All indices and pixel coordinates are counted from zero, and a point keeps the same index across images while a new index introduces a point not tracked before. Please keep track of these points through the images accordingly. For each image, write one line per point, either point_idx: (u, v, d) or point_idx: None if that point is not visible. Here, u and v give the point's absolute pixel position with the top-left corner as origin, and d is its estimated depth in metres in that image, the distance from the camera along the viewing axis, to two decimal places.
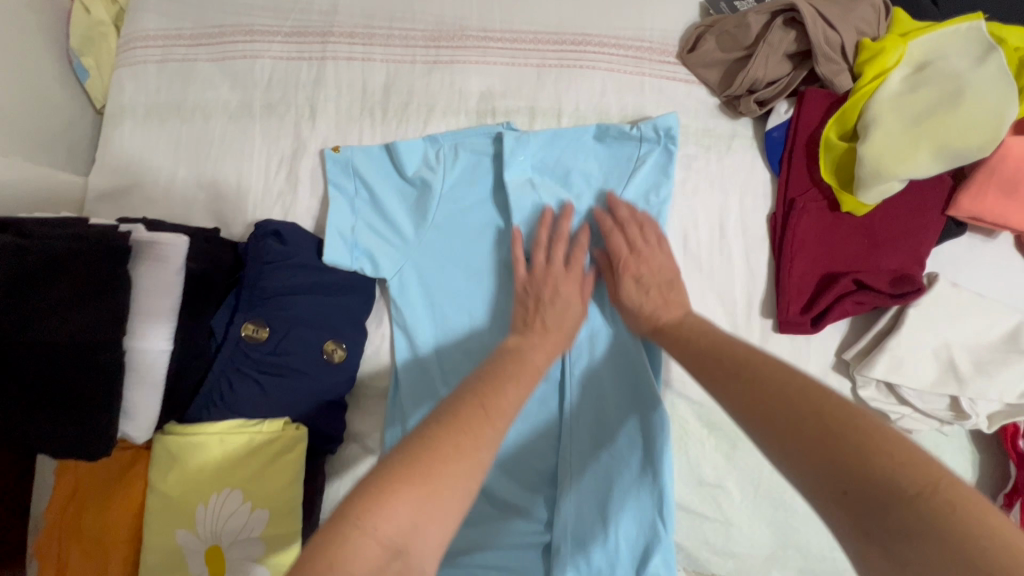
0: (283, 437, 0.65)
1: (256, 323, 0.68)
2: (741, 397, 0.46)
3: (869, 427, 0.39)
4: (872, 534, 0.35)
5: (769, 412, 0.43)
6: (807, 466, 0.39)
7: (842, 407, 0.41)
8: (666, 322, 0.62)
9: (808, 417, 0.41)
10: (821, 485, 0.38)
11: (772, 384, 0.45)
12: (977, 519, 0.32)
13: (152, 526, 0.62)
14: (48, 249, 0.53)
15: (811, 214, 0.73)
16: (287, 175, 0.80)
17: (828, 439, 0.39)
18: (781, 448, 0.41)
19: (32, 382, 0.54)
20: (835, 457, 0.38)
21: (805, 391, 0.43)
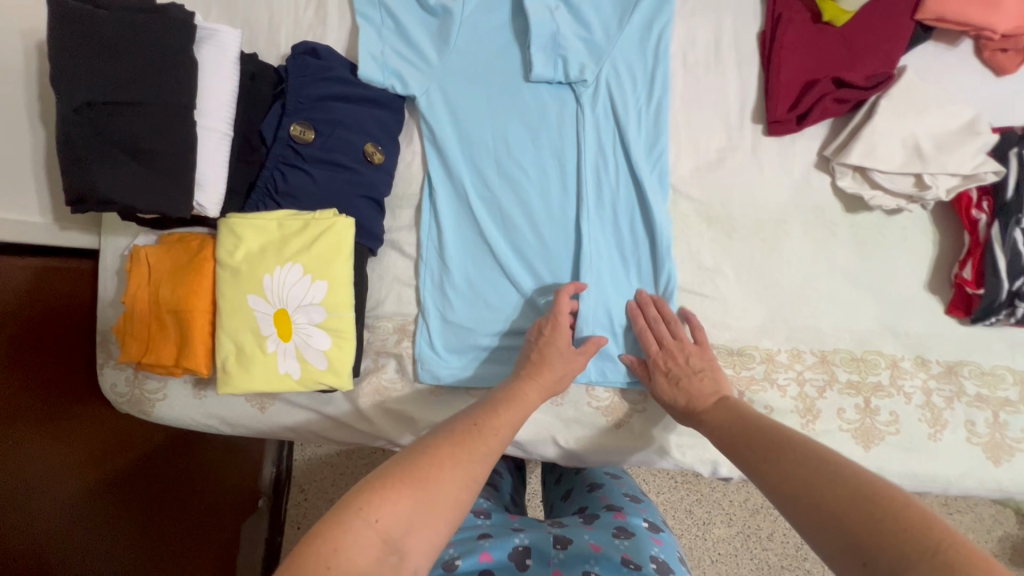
0: (334, 221, 0.72)
1: (302, 125, 0.74)
2: (771, 478, 0.51)
3: (889, 504, 0.42)
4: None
5: (794, 487, 0.48)
6: (832, 542, 0.43)
7: (861, 484, 0.45)
8: (705, 404, 0.67)
9: (833, 499, 0.45)
10: (847, 562, 0.42)
11: (801, 461, 0.50)
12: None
13: (227, 294, 0.70)
14: (131, 19, 0.61)
15: (797, 25, 0.81)
16: (317, 10, 0.86)
17: (850, 523, 0.43)
18: (806, 527, 0.46)
19: (121, 140, 0.61)
20: (855, 535, 0.42)
21: (825, 473, 0.47)
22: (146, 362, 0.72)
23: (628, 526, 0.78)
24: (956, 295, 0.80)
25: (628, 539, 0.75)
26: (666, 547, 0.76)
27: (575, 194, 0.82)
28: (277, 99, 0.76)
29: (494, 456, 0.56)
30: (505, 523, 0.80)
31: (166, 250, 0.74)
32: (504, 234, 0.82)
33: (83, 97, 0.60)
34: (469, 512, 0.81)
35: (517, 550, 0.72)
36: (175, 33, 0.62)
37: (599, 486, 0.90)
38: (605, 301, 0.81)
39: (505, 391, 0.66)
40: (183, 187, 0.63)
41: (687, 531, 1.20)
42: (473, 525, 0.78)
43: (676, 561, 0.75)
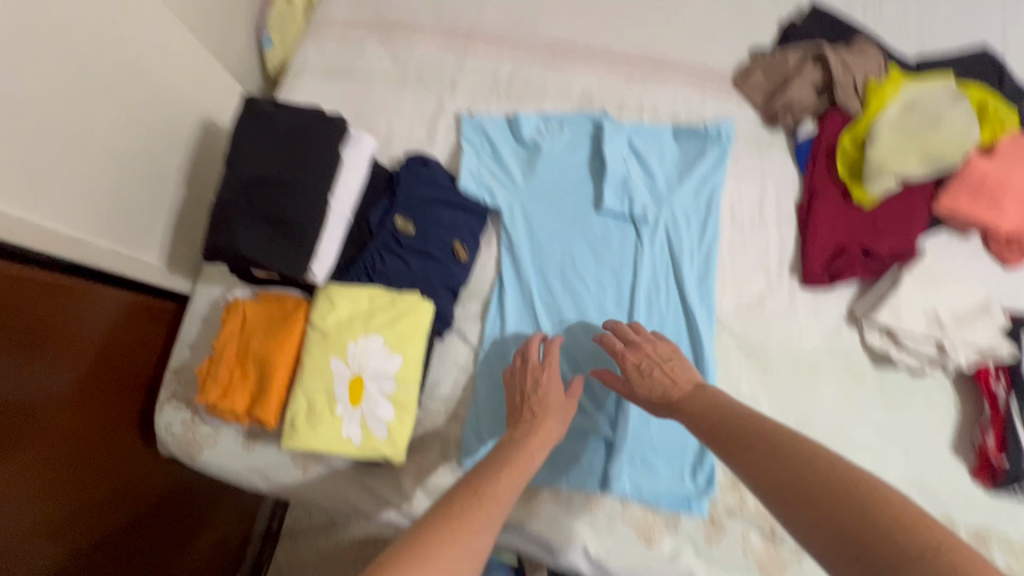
0: (419, 303, 0.81)
1: (405, 219, 0.86)
2: (755, 470, 0.52)
3: (876, 506, 0.44)
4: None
5: (786, 483, 0.49)
6: (824, 533, 0.45)
7: (842, 482, 0.46)
8: (678, 397, 0.67)
9: (823, 495, 0.46)
10: (836, 552, 0.43)
11: (788, 461, 0.50)
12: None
13: (312, 353, 0.77)
14: (300, 122, 0.75)
15: (831, 200, 0.95)
16: (429, 129, 1.02)
17: (844, 522, 0.44)
18: (795, 521, 0.47)
19: (264, 211, 0.72)
20: (848, 535, 0.43)
21: (813, 475, 0.48)
22: (219, 405, 0.77)
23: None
24: (979, 459, 0.84)
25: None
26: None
27: (628, 311, 0.92)
28: (386, 193, 0.89)
29: (498, 521, 0.55)
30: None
31: (263, 305, 0.82)
32: (561, 339, 0.90)
33: (248, 175, 0.73)
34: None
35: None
36: (329, 133, 0.74)
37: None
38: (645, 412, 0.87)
39: (511, 448, 0.65)
40: (301, 256, 0.72)
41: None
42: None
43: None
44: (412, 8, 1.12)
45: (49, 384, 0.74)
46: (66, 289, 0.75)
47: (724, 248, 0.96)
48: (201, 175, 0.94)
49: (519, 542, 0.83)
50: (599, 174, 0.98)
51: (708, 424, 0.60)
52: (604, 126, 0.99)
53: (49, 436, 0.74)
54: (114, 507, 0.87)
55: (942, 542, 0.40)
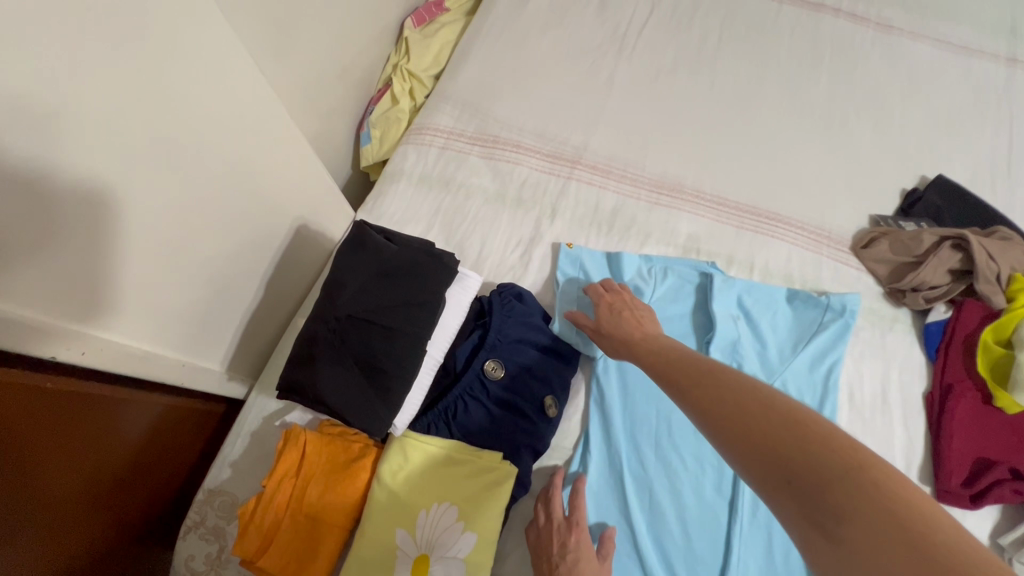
0: (501, 468, 0.70)
1: (495, 362, 0.78)
2: (700, 404, 0.51)
3: (808, 433, 0.42)
4: (814, 516, 0.39)
5: (728, 416, 0.47)
6: (756, 458, 0.44)
7: (786, 419, 0.44)
8: (638, 339, 0.68)
9: (764, 422, 0.45)
10: (769, 476, 0.42)
11: (734, 394, 0.49)
12: (902, 513, 0.36)
13: (374, 517, 0.66)
14: (408, 256, 0.68)
15: (968, 400, 0.84)
16: (522, 255, 0.96)
17: (776, 447, 0.43)
18: (731, 450, 0.45)
19: (354, 354, 0.65)
20: (780, 462, 0.42)
21: (749, 404, 0.47)
22: (258, 564, 0.66)
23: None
24: None
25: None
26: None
27: (729, 499, 0.79)
28: (478, 328, 0.82)
29: None
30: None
31: (326, 441, 0.72)
32: (651, 524, 0.77)
33: (341, 310, 0.66)
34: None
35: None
36: (438, 274, 0.68)
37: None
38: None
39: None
40: (386, 413, 0.63)
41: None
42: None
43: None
44: (518, 126, 1.10)
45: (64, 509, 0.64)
46: (110, 398, 0.67)
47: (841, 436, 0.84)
48: (283, 276, 0.89)
49: None
50: (703, 331, 0.89)
51: (655, 364, 0.61)
52: (713, 277, 0.91)
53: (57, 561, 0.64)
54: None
55: (867, 463, 0.39)
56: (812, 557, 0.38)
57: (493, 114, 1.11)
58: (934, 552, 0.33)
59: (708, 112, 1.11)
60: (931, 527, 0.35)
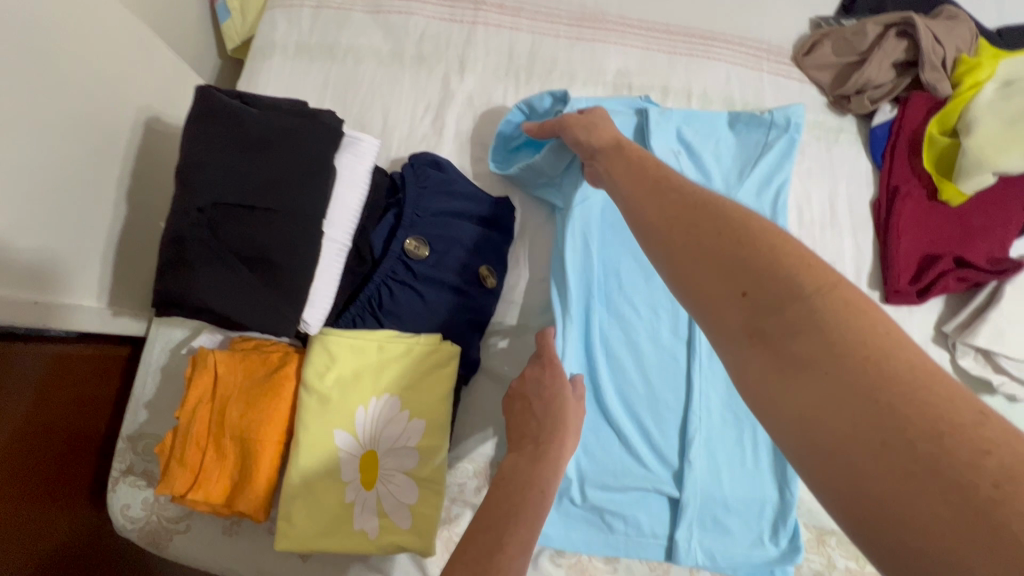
0: (441, 349, 0.64)
1: (417, 240, 0.68)
2: (648, 216, 0.43)
3: (780, 248, 0.34)
4: (758, 332, 0.32)
5: (681, 230, 0.39)
6: (709, 269, 0.35)
7: (749, 229, 0.35)
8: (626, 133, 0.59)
9: (732, 234, 0.36)
10: (718, 291, 0.34)
11: (685, 209, 0.40)
12: (865, 331, 0.29)
13: (307, 424, 0.59)
14: (275, 120, 0.55)
15: (913, 199, 0.81)
16: (433, 120, 0.83)
17: (740, 255, 0.34)
18: (679, 263, 0.38)
19: (235, 247, 0.54)
20: (738, 273, 0.34)
21: (715, 219, 0.38)
22: (190, 497, 0.59)
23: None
24: None
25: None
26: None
27: (686, 338, 0.76)
28: (391, 207, 0.71)
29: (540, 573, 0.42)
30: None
31: (239, 358, 0.64)
32: (611, 377, 0.74)
33: (203, 198, 0.53)
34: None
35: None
36: (318, 139, 0.56)
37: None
38: (712, 461, 0.72)
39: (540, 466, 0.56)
40: (291, 307, 0.55)
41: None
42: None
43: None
44: None
45: None
46: None
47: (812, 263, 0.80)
48: (151, 188, 0.74)
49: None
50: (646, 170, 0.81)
51: (614, 173, 0.53)
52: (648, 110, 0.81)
53: None
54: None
55: (839, 280, 0.31)
56: (743, 376, 0.32)
57: None
58: (890, 369, 0.27)
59: None
60: (898, 345, 0.28)
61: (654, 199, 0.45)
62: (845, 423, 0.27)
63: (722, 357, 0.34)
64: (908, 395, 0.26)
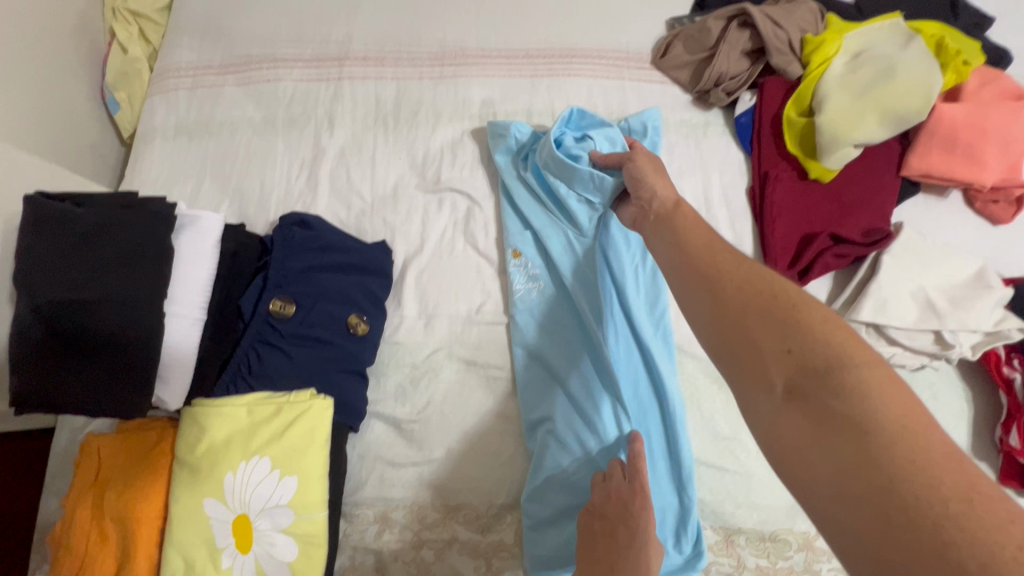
0: (311, 404, 0.66)
1: (282, 300, 0.70)
2: (690, 272, 0.48)
3: (831, 323, 0.39)
4: (796, 388, 0.37)
5: (731, 286, 0.44)
6: (757, 327, 0.40)
7: (787, 297, 0.41)
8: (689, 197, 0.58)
9: (780, 298, 0.41)
10: (766, 348, 0.39)
11: (733, 272, 0.45)
12: (905, 405, 0.33)
13: (179, 496, 0.61)
14: (103, 214, 0.59)
15: (784, 181, 0.81)
16: (308, 178, 0.86)
17: (795, 319, 0.39)
18: (726, 314, 0.43)
19: (77, 339, 0.57)
20: (785, 334, 0.39)
21: (768, 282, 0.43)
22: None
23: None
24: (1005, 462, 0.71)
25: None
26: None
27: (579, 355, 0.76)
28: (259, 271, 0.73)
29: None
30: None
31: (119, 439, 0.66)
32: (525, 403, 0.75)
33: (38, 298, 0.56)
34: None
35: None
36: (146, 222, 0.59)
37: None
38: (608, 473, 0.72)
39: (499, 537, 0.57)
40: (145, 387, 0.58)
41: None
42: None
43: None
44: (271, 37, 0.95)
45: None
46: None
47: None
48: None
49: None
50: (500, 189, 0.84)
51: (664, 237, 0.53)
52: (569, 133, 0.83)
53: None
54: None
55: (881, 357, 0.36)
56: (777, 426, 0.37)
57: (238, 32, 0.95)
58: (926, 440, 0.31)
59: None
60: (924, 417, 0.33)
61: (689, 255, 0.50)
62: (881, 481, 0.31)
63: (755, 407, 0.39)
64: (939, 462, 0.30)
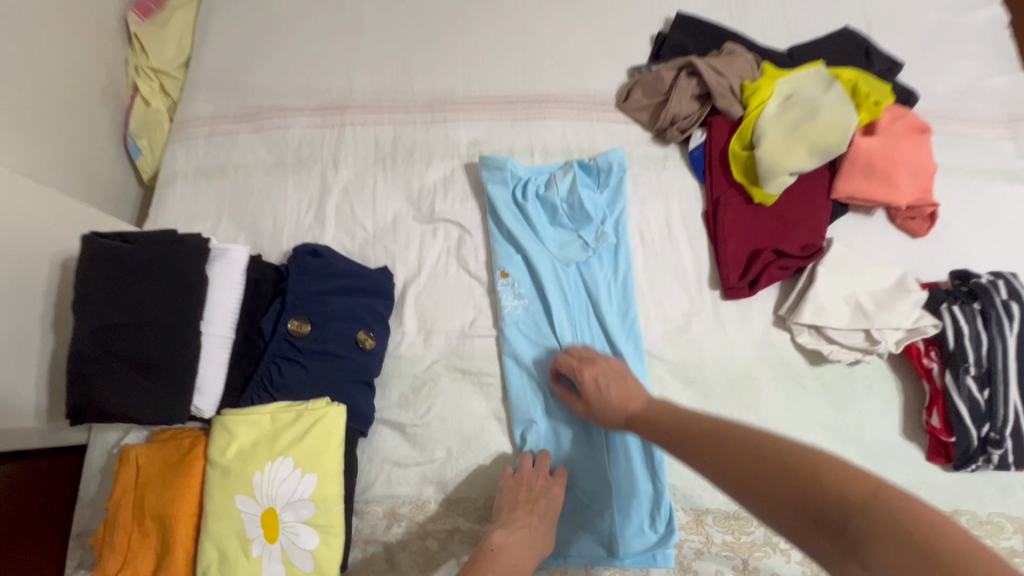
0: (327, 411, 0.75)
1: (299, 320, 0.80)
2: (708, 463, 0.54)
3: (834, 469, 0.45)
4: (845, 548, 0.42)
5: (743, 467, 0.50)
6: (787, 505, 0.46)
7: (792, 457, 0.48)
8: (634, 412, 0.70)
9: (789, 465, 0.48)
10: (804, 524, 0.45)
11: (743, 444, 0.52)
12: (920, 524, 0.40)
13: (214, 494, 0.70)
14: (149, 249, 0.68)
15: (733, 205, 0.94)
16: (316, 213, 0.97)
17: (809, 482, 0.46)
18: (751, 501, 0.49)
19: (127, 357, 0.66)
20: (803, 504, 0.45)
21: (769, 451, 0.50)
22: None
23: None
24: (932, 441, 0.82)
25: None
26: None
27: (561, 358, 0.86)
28: (277, 295, 0.83)
29: None
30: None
31: (155, 448, 0.75)
32: (517, 403, 0.85)
33: (96, 323, 0.65)
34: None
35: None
36: (186, 257, 0.69)
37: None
38: (587, 464, 0.82)
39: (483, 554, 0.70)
40: (183, 399, 0.67)
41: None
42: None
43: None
44: (279, 89, 1.06)
45: None
46: None
47: (673, 278, 0.93)
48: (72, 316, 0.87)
49: None
50: (488, 213, 0.95)
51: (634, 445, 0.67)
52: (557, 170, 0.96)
53: None
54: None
55: (880, 483, 0.43)
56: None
57: (249, 85, 1.06)
58: (953, 557, 0.37)
59: (455, 14, 1.10)
60: (937, 528, 0.39)
61: (689, 450, 0.57)
62: None
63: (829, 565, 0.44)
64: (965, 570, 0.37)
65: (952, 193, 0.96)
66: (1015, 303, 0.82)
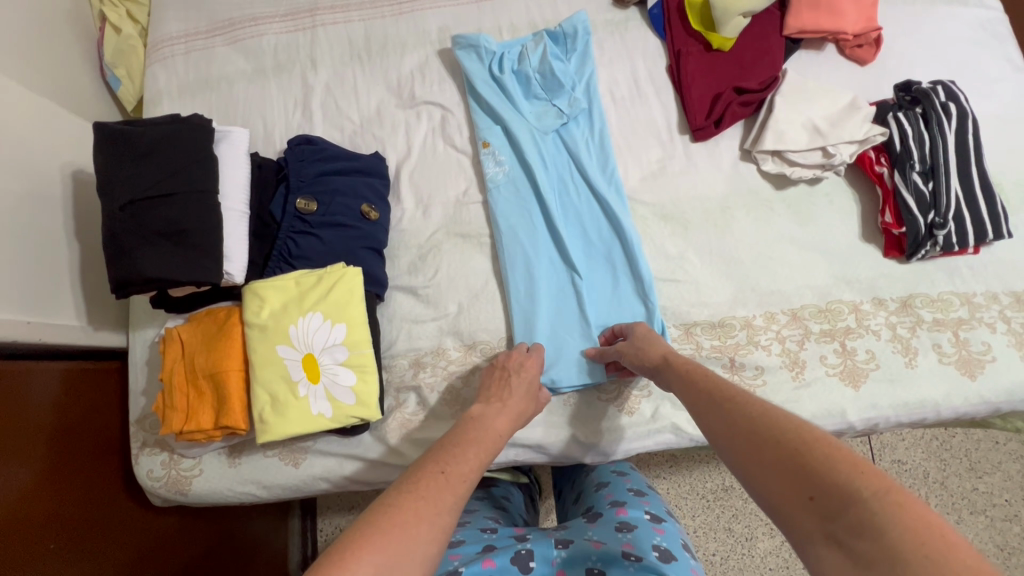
0: (344, 271, 0.82)
1: (305, 198, 0.86)
2: (716, 423, 0.56)
3: (834, 458, 0.45)
4: (831, 533, 0.41)
5: (746, 433, 0.52)
6: (779, 476, 0.46)
7: (794, 433, 0.48)
8: (671, 354, 0.73)
9: (789, 440, 0.48)
10: (791, 496, 0.45)
11: (750, 416, 0.53)
12: (918, 528, 0.38)
13: (257, 348, 0.78)
14: (158, 131, 0.74)
15: (693, 55, 1.00)
16: (302, 112, 1.02)
17: (805, 461, 0.46)
18: (750, 468, 0.50)
19: (157, 227, 0.72)
20: (802, 481, 0.45)
21: (772, 428, 0.50)
22: (186, 429, 0.78)
23: (630, 520, 0.75)
24: (887, 238, 0.92)
25: (632, 532, 0.72)
26: (668, 536, 0.72)
27: (545, 214, 0.93)
28: (280, 182, 0.89)
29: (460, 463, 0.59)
30: (511, 533, 0.78)
31: (195, 323, 0.82)
32: (510, 254, 0.92)
33: (124, 201, 0.72)
34: (475, 529, 0.79)
35: (521, 554, 0.71)
36: (193, 134, 0.75)
37: (604, 485, 0.87)
38: (567, 302, 0.91)
39: (468, 422, 0.67)
40: (212, 260, 0.73)
41: (732, 552, 1.29)
42: (478, 538, 0.76)
43: (680, 548, 0.71)
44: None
45: (19, 469, 0.73)
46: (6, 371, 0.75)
47: (644, 130, 1.00)
48: (91, 227, 0.93)
49: (569, 450, 0.88)
50: (465, 90, 1.00)
51: (671, 381, 0.69)
52: (529, 43, 1.00)
53: (42, 508, 0.75)
54: (152, 559, 0.89)
55: (892, 484, 0.41)
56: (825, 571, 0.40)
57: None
58: (946, 565, 0.35)
59: None
60: (932, 535, 0.37)
61: (701, 410, 0.60)
62: None
63: (805, 557, 0.43)
64: None
65: (897, 19, 1.02)
66: (953, 104, 0.91)
